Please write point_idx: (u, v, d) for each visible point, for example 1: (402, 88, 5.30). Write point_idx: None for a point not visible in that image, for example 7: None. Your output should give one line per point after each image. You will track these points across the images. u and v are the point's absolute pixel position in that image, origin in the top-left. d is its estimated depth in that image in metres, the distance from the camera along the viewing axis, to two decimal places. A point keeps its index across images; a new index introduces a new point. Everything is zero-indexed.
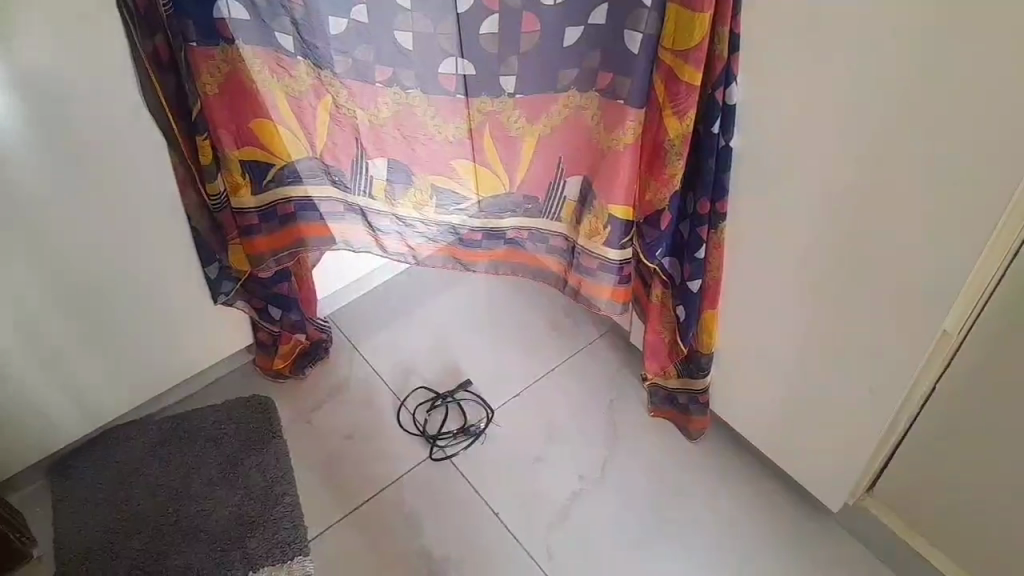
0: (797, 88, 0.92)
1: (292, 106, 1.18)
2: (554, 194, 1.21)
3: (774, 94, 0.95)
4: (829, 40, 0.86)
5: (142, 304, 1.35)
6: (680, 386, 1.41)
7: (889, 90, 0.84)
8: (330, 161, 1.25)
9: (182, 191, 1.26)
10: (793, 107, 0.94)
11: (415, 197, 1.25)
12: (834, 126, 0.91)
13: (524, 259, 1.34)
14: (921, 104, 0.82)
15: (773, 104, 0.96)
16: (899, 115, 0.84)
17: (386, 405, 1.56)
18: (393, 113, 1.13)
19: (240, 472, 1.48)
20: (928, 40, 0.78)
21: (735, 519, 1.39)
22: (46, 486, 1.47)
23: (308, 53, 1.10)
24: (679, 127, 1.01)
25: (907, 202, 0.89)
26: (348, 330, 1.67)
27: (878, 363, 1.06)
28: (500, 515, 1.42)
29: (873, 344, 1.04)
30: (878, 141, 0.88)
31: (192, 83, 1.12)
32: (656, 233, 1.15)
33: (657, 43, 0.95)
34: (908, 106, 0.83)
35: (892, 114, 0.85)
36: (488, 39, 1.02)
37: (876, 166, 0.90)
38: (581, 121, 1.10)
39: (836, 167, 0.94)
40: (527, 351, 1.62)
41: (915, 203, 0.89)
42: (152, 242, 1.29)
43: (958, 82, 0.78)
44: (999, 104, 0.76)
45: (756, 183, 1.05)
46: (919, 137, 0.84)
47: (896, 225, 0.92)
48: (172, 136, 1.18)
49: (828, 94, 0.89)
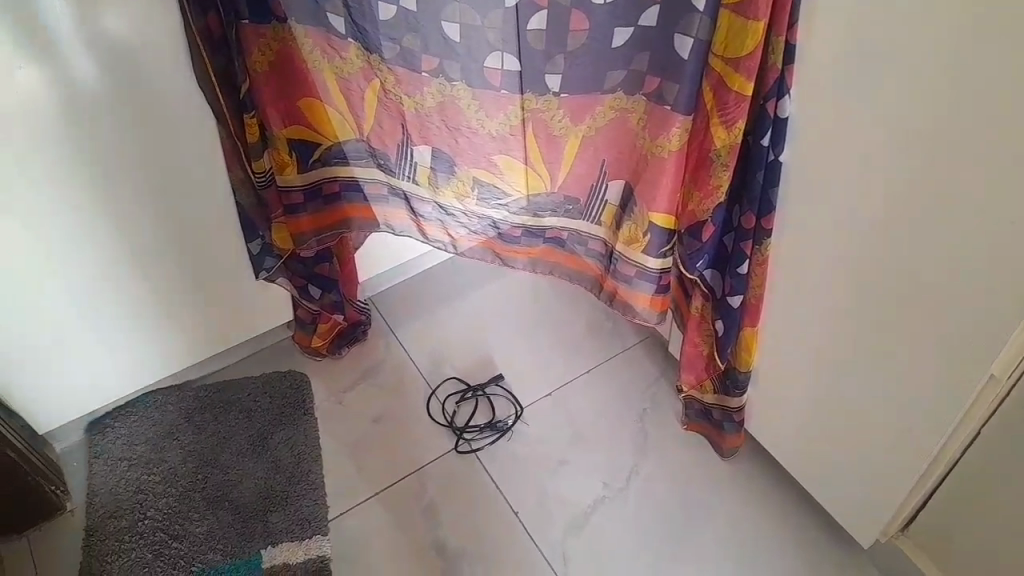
0: (835, 96, 0.88)
1: (340, 88, 1.18)
2: (596, 197, 1.18)
3: (813, 100, 0.91)
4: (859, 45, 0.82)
5: (186, 273, 1.38)
6: (715, 401, 1.37)
7: (919, 102, 0.80)
8: (375, 145, 1.24)
9: (228, 167, 1.26)
10: (832, 113, 0.90)
11: (457, 187, 1.23)
12: (874, 140, 0.87)
13: (563, 259, 1.31)
14: (944, 110, 0.78)
15: (813, 112, 0.92)
16: (927, 123, 0.80)
17: (417, 393, 1.56)
18: (438, 103, 1.11)
19: (269, 446, 1.50)
20: (946, 38, 0.74)
21: (760, 544, 1.34)
22: (86, 441, 1.51)
23: (358, 35, 1.08)
24: (727, 138, 0.96)
25: (929, 206, 0.85)
26: (387, 314, 1.67)
27: (897, 369, 1.00)
28: (518, 515, 1.40)
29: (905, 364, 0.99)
30: (907, 152, 0.84)
31: (243, 61, 1.13)
32: (697, 245, 1.11)
33: (707, 49, 0.91)
34: (930, 119, 0.80)
35: (932, 127, 0.80)
36: (535, 35, 0.99)
37: (913, 175, 0.85)
38: (626, 124, 1.06)
39: (872, 177, 0.90)
40: (562, 351, 1.60)
41: (944, 216, 0.84)
42: (199, 215, 1.31)
43: (970, 83, 0.75)
44: (1014, 113, 0.73)
45: (803, 201, 1.00)
46: (942, 139, 0.80)
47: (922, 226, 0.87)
48: (220, 113, 1.18)
49: (867, 103, 0.85)
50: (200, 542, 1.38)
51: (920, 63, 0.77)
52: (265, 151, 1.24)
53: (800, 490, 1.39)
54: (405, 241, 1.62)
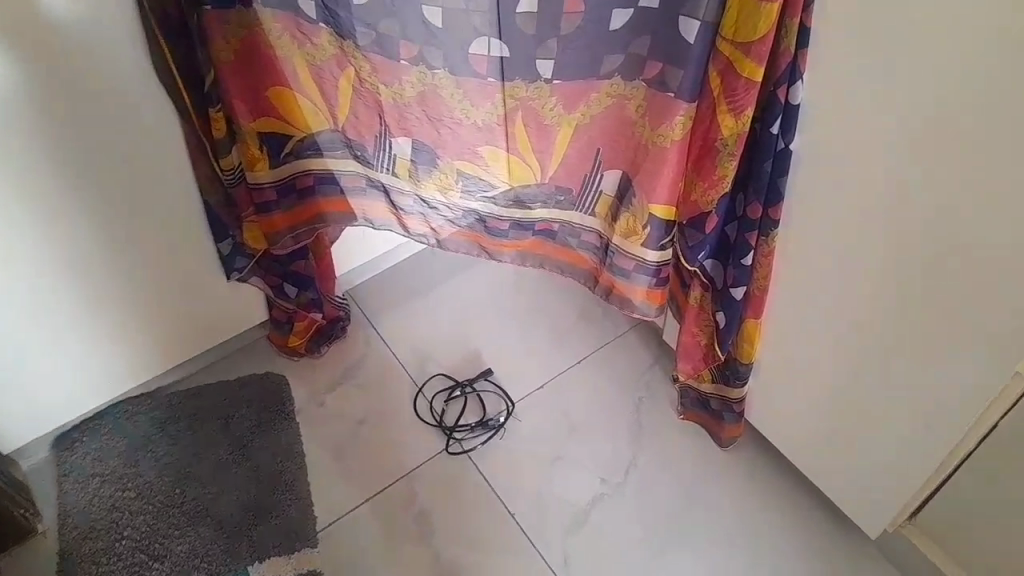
0: (853, 80, 0.82)
1: (313, 76, 1.08)
2: (589, 187, 1.11)
3: (828, 84, 0.85)
4: (883, 27, 0.76)
5: (152, 280, 1.29)
6: (714, 391, 1.33)
7: (950, 86, 0.75)
8: (351, 136, 1.15)
9: (193, 164, 1.18)
10: (849, 98, 0.84)
11: (439, 180, 1.16)
12: (895, 127, 0.82)
13: (554, 251, 1.24)
14: (975, 93, 0.73)
15: (827, 97, 0.86)
16: (960, 110, 0.75)
17: (403, 392, 1.49)
18: (418, 93, 1.04)
19: (251, 455, 1.43)
20: (981, 20, 0.69)
21: (764, 536, 1.31)
22: (53, 457, 1.43)
23: (330, 20, 0.99)
24: (734, 126, 0.90)
25: (955, 195, 0.80)
26: (367, 309, 1.60)
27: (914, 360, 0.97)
28: (515, 517, 1.35)
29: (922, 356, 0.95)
30: (933, 138, 0.79)
31: (205, 51, 1.02)
32: (699, 237, 1.05)
33: (715, 31, 0.84)
34: (962, 103, 0.75)
35: (962, 115, 0.75)
36: (525, 19, 0.92)
37: (938, 165, 0.80)
38: (623, 111, 1.00)
39: (890, 165, 0.85)
40: (551, 341, 1.54)
41: (968, 206, 0.80)
42: (163, 218, 1.22)
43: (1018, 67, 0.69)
44: None
45: (815, 189, 0.95)
46: (971, 127, 0.75)
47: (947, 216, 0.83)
48: (184, 108, 1.10)
49: (887, 88, 0.80)
50: (183, 560, 1.32)
51: (952, 45, 0.72)
52: (234, 147, 1.15)
53: (803, 478, 1.35)
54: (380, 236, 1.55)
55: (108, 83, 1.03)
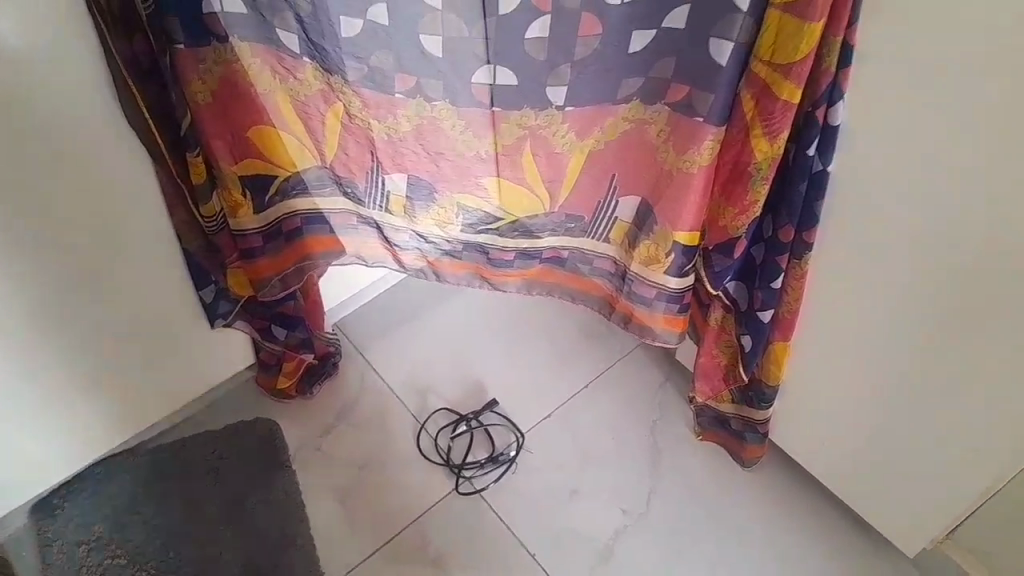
0: (903, 99, 0.76)
1: (297, 112, 0.99)
2: (604, 213, 1.03)
3: (873, 102, 0.79)
4: (941, 42, 0.70)
5: (131, 338, 1.18)
6: (734, 411, 1.27)
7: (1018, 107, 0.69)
8: (341, 173, 1.05)
9: (170, 210, 1.07)
10: (898, 117, 0.78)
11: (437, 216, 1.06)
12: (951, 147, 0.76)
13: (563, 279, 1.15)
14: None
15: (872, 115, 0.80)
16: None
17: (405, 429, 1.42)
18: (415, 126, 0.94)
19: (248, 510, 1.34)
20: None
21: (797, 558, 1.27)
22: (33, 526, 1.33)
23: (315, 55, 0.90)
24: (769, 150, 0.84)
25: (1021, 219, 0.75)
26: (359, 341, 1.52)
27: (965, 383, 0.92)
28: (537, 557, 1.29)
29: (975, 379, 0.90)
30: (996, 159, 0.73)
31: (180, 91, 0.92)
32: (727, 262, 0.98)
33: (749, 52, 0.78)
34: None
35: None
36: (535, 44, 0.84)
37: (1002, 188, 0.75)
38: (642, 135, 0.92)
39: (943, 186, 0.79)
40: (555, 364, 1.47)
41: None
42: (140, 274, 1.11)
43: None
44: None
45: (855, 209, 0.89)
46: None
47: (1009, 241, 0.77)
48: (158, 154, 0.99)
49: (943, 108, 0.74)
50: None
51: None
52: (214, 193, 1.05)
53: (831, 494, 1.31)
54: (355, 268, 1.46)
55: (74, 137, 0.92)
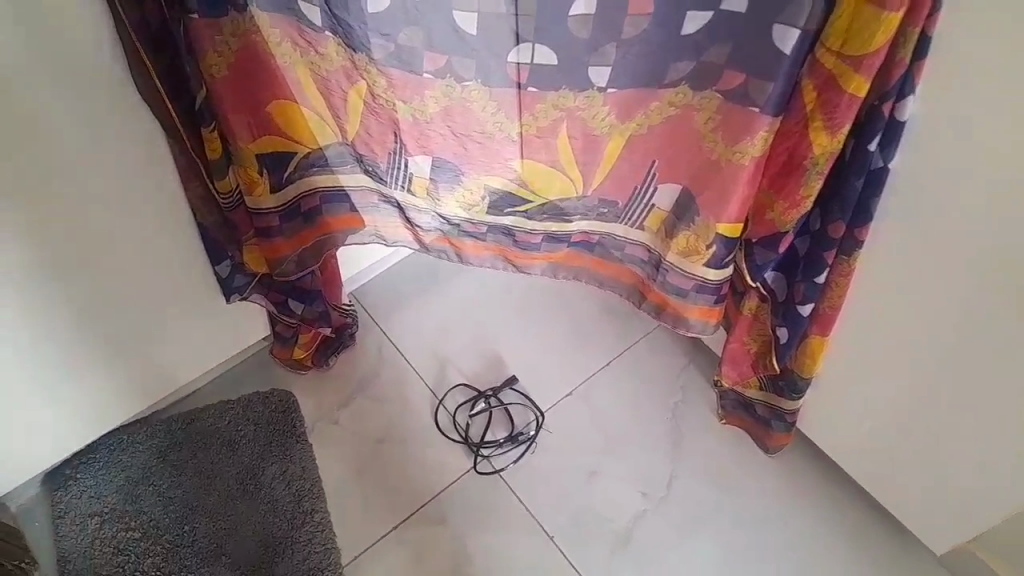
0: (978, 99, 0.70)
1: (319, 86, 0.93)
2: (640, 200, 0.98)
3: (945, 99, 0.73)
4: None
5: (144, 313, 1.13)
6: (761, 398, 1.24)
7: None
8: (362, 151, 0.99)
9: (185, 184, 1.01)
10: (971, 117, 0.72)
11: (463, 197, 1.01)
12: None
13: (591, 263, 1.10)
14: None
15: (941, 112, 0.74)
16: None
17: (422, 404, 1.39)
18: (442, 107, 0.89)
19: (263, 484, 1.32)
20: None
21: (819, 548, 1.25)
22: (45, 497, 1.31)
23: (337, 29, 0.84)
24: (828, 144, 0.79)
25: None
26: (375, 312, 1.48)
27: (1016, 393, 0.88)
28: (555, 540, 1.27)
29: None
30: None
31: (195, 64, 0.87)
32: (770, 255, 0.94)
33: (814, 40, 0.72)
34: None
35: None
36: (578, 22, 0.77)
37: None
38: (688, 123, 0.86)
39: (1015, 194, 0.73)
40: (576, 342, 1.44)
41: None
42: (155, 249, 1.06)
43: None
44: None
45: (913, 208, 0.83)
46: None
47: None
48: (172, 128, 0.94)
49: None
50: None
51: None
52: (229, 168, 0.99)
53: (857, 485, 1.28)
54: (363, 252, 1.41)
55: (83, 110, 0.86)
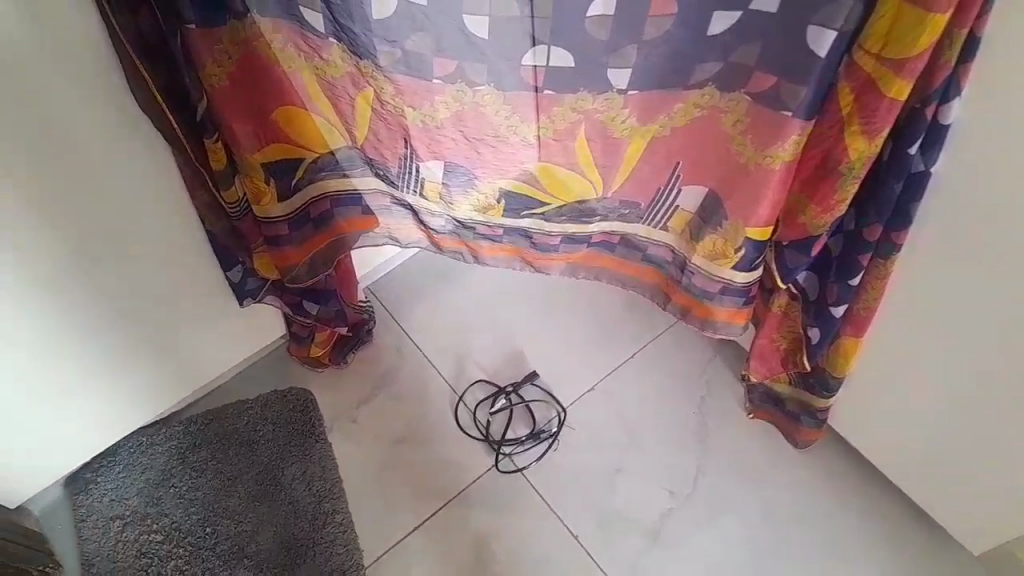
0: None
1: (326, 92, 0.89)
2: (663, 201, 0.93)
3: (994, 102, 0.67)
4: None
5: (156, 321, 1.11)
6: (790, 394, 1.20)
7: None
8: (372, 155, 0.95)
9: (191, 193, 0.98)
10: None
11: (477, 202, 0.96)
12: None
13: (611, 263, 1.06)
14: None
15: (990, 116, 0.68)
16: None
17: (442, 401, 1.37)
18: (454, 112, 0.84)
19: (283, 485, 1.31)
20: None
21: (850, 546, 1.22)
22: (67, 500, 1.31)
23: (341, 35, 0.79)
24: (865, 149, 0.74)
25: None
26: (392, 306, 1.45)
27: None
28: (579, 539, 1.25)
29: None
30: None
31: (194, 74, 0.84)
32: (801, 259, 0.89)
33: (852, 41, 0.67)
34: None
35: None
36: (596, 24, 0.72)
37: None
38: (714, 124, 0.81)
39: None
40: (598, 334, 1.40)
41: None
42: (163, 257, 1.04)
43: None
44: None
45: (955, 212, 0.78)
46: None
47: None
48: (174, 138, 0.90)
49: None
50: None
51: None
52: (235, 176, 0.96)
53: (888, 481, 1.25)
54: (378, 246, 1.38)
55: (80, 124, 0.83)
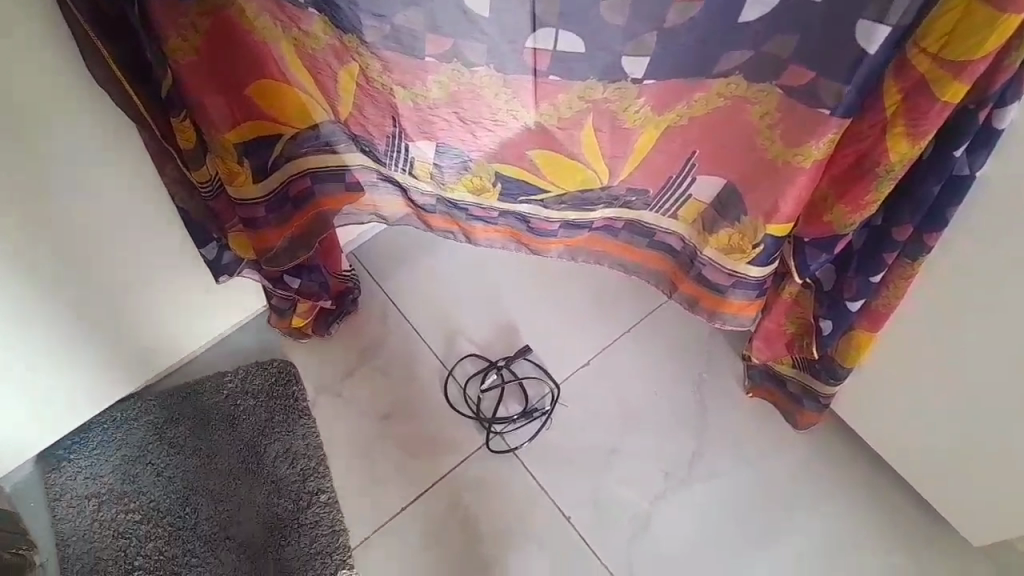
0: None
1: (306, 64, 0.80)
2: (674, 189, 0.86)
3: None
4: None
5: (127, 301, 1.04)
6: (794, 377, 1.15)
7: None
8: (357, 132, 0.87)
9: (160, 168, 0.90)
10: None
11: (470, 182, 0.88)
12: None
13: (613, 248, 1.00)
14: None
15: None
16: None
17: (430, 375, 1.31)
18: (449, 94, 0.76)
19: (266, 463, 1.26)
20: None
21: (845, 531, 1.20)
22: (40, 477, 1.25)
23: (323, 7, 0.70)
24: (907, 151, 0.67)
25: None
26: (378, 273, 1.38)
27: None
28: (571, 521, 1.22)
29: None
30: None
31: (156, 48, 0.75)
32: (821, 256, 0.83)
33: (905, 36, 0.59)
34: None
35: None
36: (611, 8, 0.64)
37: None
38: (740, 115, 0.74)
39: None
40: (594, 306, 1.35)
41: None
42: (130, 232, 0.96)
43: None
44: None
45: (996, 219, 0.72)
46: None
47: None
48: (136, 114, 0.81)
49: None
50: None
51: None
52: (207, 154, 0.88)
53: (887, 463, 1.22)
54: None
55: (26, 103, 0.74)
